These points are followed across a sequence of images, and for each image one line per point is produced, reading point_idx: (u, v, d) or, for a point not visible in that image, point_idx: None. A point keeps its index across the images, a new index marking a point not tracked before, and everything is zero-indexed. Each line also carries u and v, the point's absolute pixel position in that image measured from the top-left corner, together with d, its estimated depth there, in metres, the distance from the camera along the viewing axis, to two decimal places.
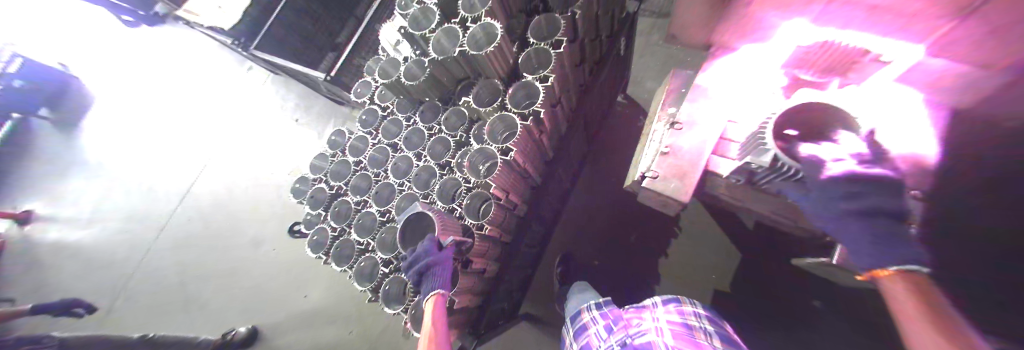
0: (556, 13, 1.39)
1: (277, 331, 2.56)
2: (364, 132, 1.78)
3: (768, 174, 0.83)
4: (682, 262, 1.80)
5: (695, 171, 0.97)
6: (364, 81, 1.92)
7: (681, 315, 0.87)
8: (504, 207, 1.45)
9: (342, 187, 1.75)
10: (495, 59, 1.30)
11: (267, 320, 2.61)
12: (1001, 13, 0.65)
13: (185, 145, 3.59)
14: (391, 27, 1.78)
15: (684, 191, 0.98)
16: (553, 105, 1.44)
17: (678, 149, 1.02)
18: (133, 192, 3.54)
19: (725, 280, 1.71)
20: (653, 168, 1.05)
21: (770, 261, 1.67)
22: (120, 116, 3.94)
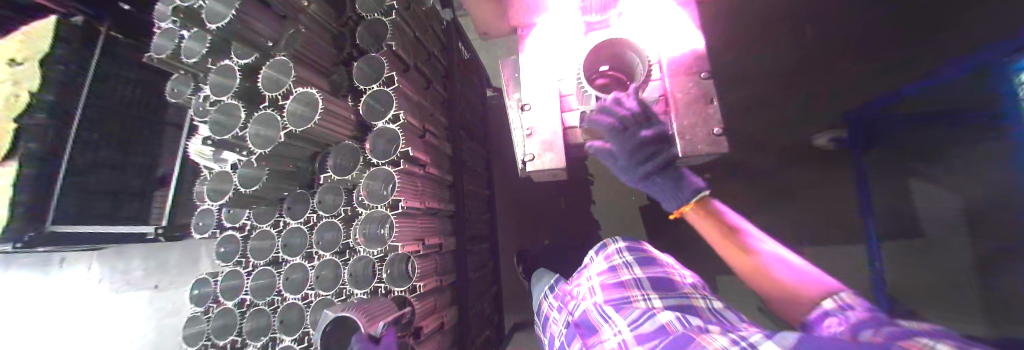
0: (373, 51, 1.32)
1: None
2: (229, 266, 1.46)
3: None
4: (606, 204, 2.01)
5: (559, 141, 1.09)
6: (201, 210, 1.56)
7: (605, 265, 0.91)
8: (428, 256, 1.36)
9: (238, 338, 1.41)
10: (331, 122, 1.17)
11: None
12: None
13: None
14: (199, 138, 1.46)
15: (559, 160, 1.09)
16: (421, 138, 1.39)
17: (537, 129, 1.10)
18: None
19: (641, 199, 1.97)
20: (528, 153, 1.11)
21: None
22: None
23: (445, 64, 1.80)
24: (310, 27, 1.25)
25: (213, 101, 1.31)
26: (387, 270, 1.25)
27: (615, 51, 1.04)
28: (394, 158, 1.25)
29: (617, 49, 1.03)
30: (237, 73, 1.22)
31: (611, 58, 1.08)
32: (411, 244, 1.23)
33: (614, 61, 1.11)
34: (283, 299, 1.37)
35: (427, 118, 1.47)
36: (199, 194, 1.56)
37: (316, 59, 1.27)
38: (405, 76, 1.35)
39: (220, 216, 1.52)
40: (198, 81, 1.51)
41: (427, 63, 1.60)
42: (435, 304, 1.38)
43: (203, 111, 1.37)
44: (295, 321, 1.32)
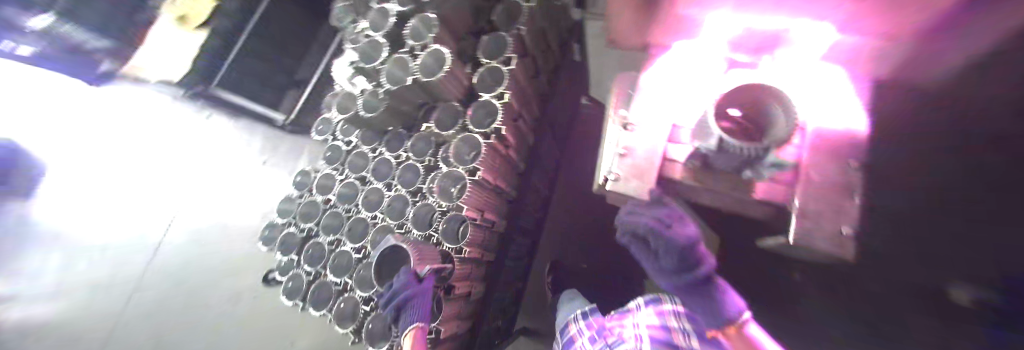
0: (504, 30, 1.41)
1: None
2: (326, 169, 1.76)
3: (716, 156, 0.83)
4: None
5: (652, 169, 1.00)
6: (324, 118, 1.89)
7: (657, 320, 0.90)
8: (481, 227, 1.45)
9: (313, 228, 1.69)
10: (449, 82, 1.30)
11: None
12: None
13: (158, 206, 3.49)
14: (343, 61, 1.76)
15: (644, 189, 1.02)
16: (515, 121, 1.46)
17: (634, 149, 1.04)
18: (98, 259, 3.41)
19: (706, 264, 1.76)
20: (613, 171, 1.07)
21: (745, 238, 1.71)
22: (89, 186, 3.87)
23: (556, 59, 1.83)
24: None
25: (366, 34, 1.55)
26: (444, 225, 1.36)
27: (754, 97, 0.82)
28: (488, 130, 1.34)
29: (760, 95, 0.80)
30: (392, 17, 1.42)
31: (748, 102, 0.85)
32: (473, 210, 1.34)
33: (749, 108, 0.88)
34: (356, 212, 1.60)
35: (524, 104, 1.52)
36: (327, 105, 1.90)
37: (456, 23, 1.42)
38: (521, 60, 1.41)
39: (334, 128, 1.83)
40: (355, 15, 1.79)
41: (542, 53, 1.64)
42: (471, 273, 1.46)
43: (354, 40, 1.63)
44: (358, 234, 1.53)
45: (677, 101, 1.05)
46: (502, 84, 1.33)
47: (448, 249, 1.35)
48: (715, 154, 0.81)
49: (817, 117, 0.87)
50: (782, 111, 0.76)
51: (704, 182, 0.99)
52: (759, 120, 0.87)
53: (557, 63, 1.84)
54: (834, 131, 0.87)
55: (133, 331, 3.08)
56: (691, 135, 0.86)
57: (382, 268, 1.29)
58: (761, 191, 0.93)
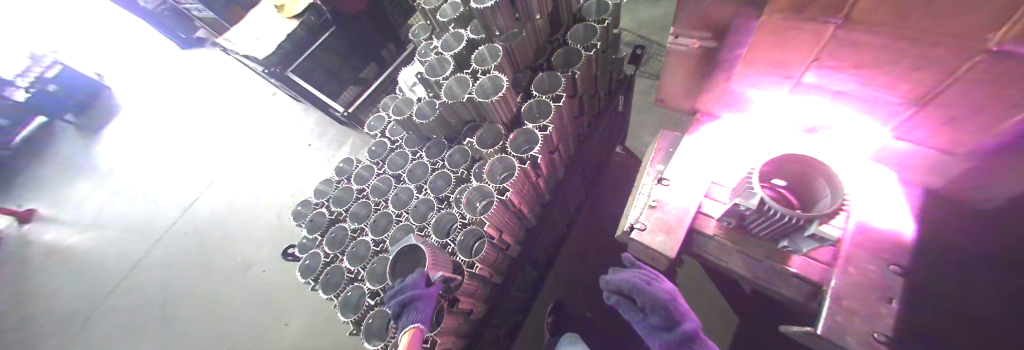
0: (560, 71, 1.53)
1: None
2: (368, 161, 1.90)
3: (755, 218, 0.83)
4: None
5: (680, 225, 1.00)
6: (378, 115, 2.05)
7: None
8: (496, 247, 1.46)
9: (341, 212, 1.76)
10: (499, 106, 1.41)
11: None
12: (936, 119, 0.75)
13: (211, 161, 3.84)
14: (410, 71, 1.97)
15: (670, 245, 1.00)
16: (551, 153, 1.52)
17: (665, 203, 1.06)
18: (152, 197, 3.81)
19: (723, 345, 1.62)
20: (640, 220, 1.09)
21: (771, 326, 1.58)
22: (164, 131, 4.40)
23: (601, 105, 1.92)
24: (529, 35, 1.55)
25: (436, 52, 1.73)
26: (461, 236, 1.41)
27: (799, 169, 0.82)
28: (525, 156, 1.41)
29: (806, 168, 0.80)
30: (464, 42, 1.59)
31: (791, 175, 0.86)
32: (493, 228, 1.36)
33: (793, 180, 0.88)
34: (383, 206, 1.68)
35: (563, 139, 1.59)
36: (384, 104, 2.09)
37: (518, 57, 1.56)
38: (569, 100, 1.51)
39: (385, 125, 1.99)
40: (431, 34, 2.03)
41: (590, 97, 1.74)
42: (476, 292, 1.44)
43: (425, 55, 1.83)
44: (381, 227, 1.59)
45: (714, 166, 1.08)
46: (548, 118, 1.41)
47: (460, 261, 1.36)
48: (755, 216, 0.81)
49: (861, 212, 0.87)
50: (827, 187, 0.77)
51: (736, 244, 0.99)
52: (802, 194, 0.87)
53: (601, 108, 1.93)
54: (880, 229, 0.85)
55: (150, 273, 3.24)
56: (734, 196, 0.85)
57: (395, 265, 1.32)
58: (795, 264, 0.90)
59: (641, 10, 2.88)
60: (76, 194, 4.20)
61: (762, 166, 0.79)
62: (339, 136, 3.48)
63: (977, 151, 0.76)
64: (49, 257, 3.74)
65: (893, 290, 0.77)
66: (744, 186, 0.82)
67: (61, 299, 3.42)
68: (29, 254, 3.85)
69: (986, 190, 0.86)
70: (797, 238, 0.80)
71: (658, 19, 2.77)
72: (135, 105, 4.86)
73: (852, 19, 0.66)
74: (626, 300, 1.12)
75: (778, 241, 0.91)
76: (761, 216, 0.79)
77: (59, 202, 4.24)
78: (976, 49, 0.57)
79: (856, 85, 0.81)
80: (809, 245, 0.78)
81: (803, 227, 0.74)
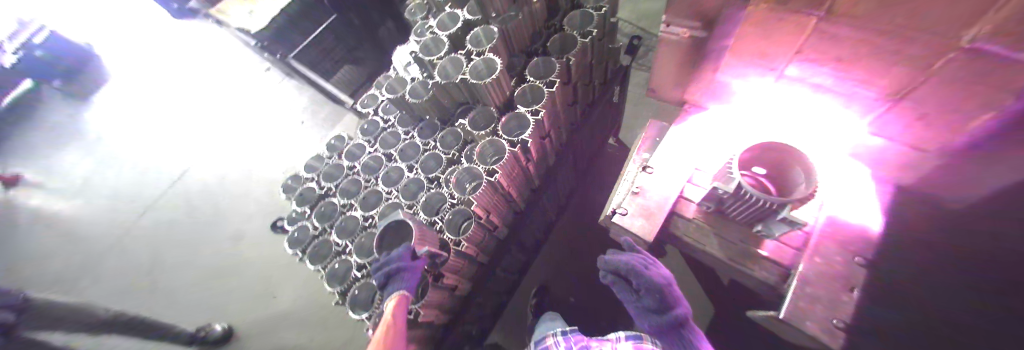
0: (555, 56, 1.53)
1: (249, 334, 2.50)
2: (359, 138, 1.89)
3: (733, 202, 0.86)
4: None
5: (660, 210, 1.04)
6: (371, 93, 2.03)
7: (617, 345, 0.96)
8: (483, 227, 1.49)
9: (331, 188, 1.77)
10: (492, 89, 1.41)
11: (243, 322, 2.54)
12: (915, 118, 0.79)
13: (202, 135, 3.78)
14: (405, 50, 1.95)
15: (649, 229, 1.03)
16: (542, 139, 1.53)
17: (647, 190, 1.09)
18: (141, 169, 3.76)
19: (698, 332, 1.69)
20: (623, 205, 1.12)
21: (743, 315, 1.65)
22: (154, 102, 4.31)
23: (596, 95, 1.93)
24: (526, 17, 1.54)
25: (432, 31, 1.71)
26: (449, 215, 1.43)
27: (778, 158, 0.86)
28: (516, 140, 1.43)
29: (783, 157, 0.84)
30: (460, 22, 1.57)
31: (770, 164, 0.89)
32: (481, 208, 1.39)
33: (771, 168, 0.91)
34: (373, 183, 1.69)
35: (555, 126, 1.61)
36: (378, 83, 2.07)
37: (514, 40, 1.55)
38: (563, 86, 1.51)
39: (378, 104, 1.97)
40: (428, 13, 2.00)
41: (584, 86, 1.74)
42: (462, 270, 1.48)
43: (420, 33, 1.80)
44: (370, 204, 1.61)
45: (697, 156, 1.10)
46: (540, 102, 1.42)
47: (447, 239, 1.40)
48: (732, 200, 0.85)
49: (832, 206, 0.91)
50: (803, 175, 0.81)
51: (715, 229, 1.03)
52: (778, 180, 0.91)
53: (595, 98, 1.94)
54: (849, 220, 0.89)
55: (138, 244, 3.23)
56: (715, 181, 0.89)
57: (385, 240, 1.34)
58: (768, 249, 0.95)
59: (642, 3, 2.87)
60: (63, 161, 4.14)
61: (742, 155, 0.83)
62: (334, 115, 3.45)
63: (953, 142, 0.78)
64: (33, 224, 3.69)
65: (856, 279, 0.82)
66: (724, 173, 0.86)
67: (46, 266, 3.39)
68: (14, 219, 3.80)
69: (971, 178, 0.87)
70: (771, 223, 0.85)
71: (658, 13, 2.76)
72: (124, 74, 4.74)
73: (835, 12, 0.68)
74: (623, 282, 1.17)
75: (753, 226, 0.96)
76: (738, 201, 0.83)
77: (46, 169, 4.18)
78: (950, 46, 0.59)
79: (835, 79, 0.83)
80: (782, 229, 0.83)
81: (776, 212, 0.78)
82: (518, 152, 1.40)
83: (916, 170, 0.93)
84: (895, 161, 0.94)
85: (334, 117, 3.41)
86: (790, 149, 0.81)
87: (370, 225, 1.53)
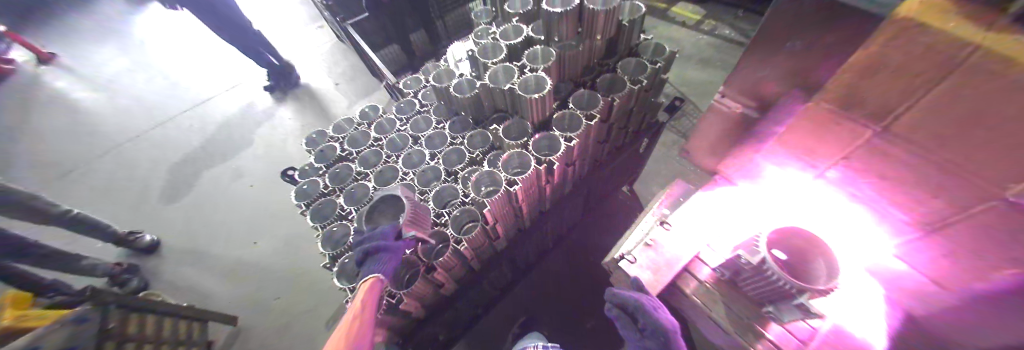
0: (601, 93, 1.58)
1: (219, 269, 2.46)
2: (392, 115, 1.93)
3: (750, 276, 0.87)
4: None
5: (670, 268, 1.03)
6: (416, 76, 2.09)
7: None
8: (486, 233, 1.48)
9: (351, 153, 1.79)
10: (535, 106, 1.45)
11: (217, 256, 2.51)
12: (940, 248, 0.78)
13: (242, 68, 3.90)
14: (461, 47, 2.02)
15: (654, 284, 1.03)
16: (567, 165, 1.55)
17: (661, 244, 1.08)
18: (173, 82, 3.85)
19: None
20: (633, 253, 1.11)
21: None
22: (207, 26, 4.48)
23: (626, 140, 1.96)
24: (584, 51, 1.61)
25: (493, 38, 1.78)
26: (458, 211, 1.43)
27: (805, 246, 0.85)
28: (543, 159, 1.44)
29: (811, 245, 0.83)
30: (522, 37, 1.65)
31: (795, 250, 0.89)
32: (490, 215, 1.39)
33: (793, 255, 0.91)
34: (393, 160, 1.71)
35: (582, 157, 1.63)
36: (425, 69, 2.13)
37: (567, 67, 1.61)
38: (600, 123, 1.55)
39: (420, 87, 2.03)
40: (493, 21, 2.09)
41: (619, 128, 1.77)
42: (453, 270, 1.46)
43: (481, 36, 1.88)
44: (385, 179, 1.62)
45: (717, 226, 1.11)
46: (576, 131, 1.44)
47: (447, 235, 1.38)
48: (750, 273, 0.85)
49: (842, 314, 0.89)
50: (824, 268, 0.80)
51: (723, 300, 0.99)
52: (794, 267, 0.91)
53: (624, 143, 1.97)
54: (857, 331, 0.87)
55: (145, 151, 3.26)
56: (737, 251, 0.89)
57: None
58: (773, 332, 0.92)
59: (688, 70, 2.99)
60: (105, 54, 4.28)
61: (769, 234, 0.84)
62: (371, 86, 3.54)
63: (965, 287, 0.78)
64: (56, 103, 3.77)
65: None
66: (748, 246, 0.86)
67: (49, 146, 3.41)
68: (40, 94, 3.90)
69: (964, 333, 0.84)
70: (783, 306, 0.84)
71: (702, 84, 2.84)
72: None
73: (890, 129, 0.69)
74: (624, 315, 1.16)
75: (764, 305, 0.93)
76: (757, 276, 0.83)
77: (85, 56, 4.31)
78: (994, 193, 0.60)
79: (872, 192, 0.84)
80: (793, 315, 0.81)
81: (792, 296, 0.78)
82: (542, 169, 1.40)
83: (926, 303, 0.90)
84: (908, 285, 0.92)
85: (370, 88, 3.50)
86: (816, 240, 0.80)
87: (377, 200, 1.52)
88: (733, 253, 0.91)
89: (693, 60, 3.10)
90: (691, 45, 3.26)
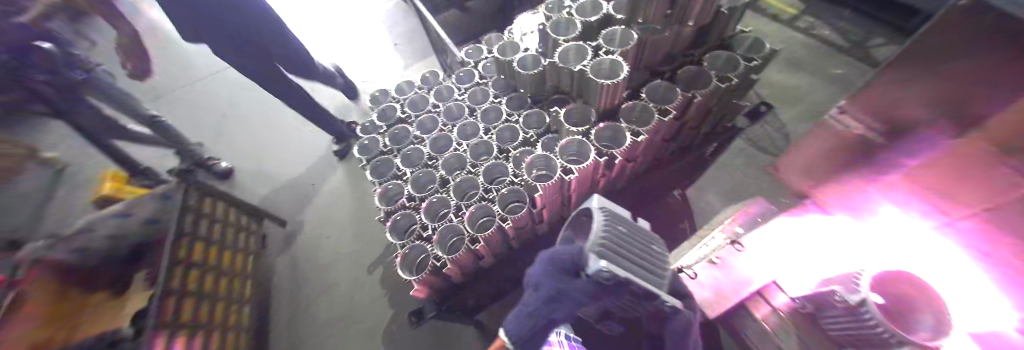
0: (680, 87, 1.42)
1: (279, 204, 2.73)
2: (451, 82, 1.92)
3: (841, 315, 0.73)
4: None
5: (732, 292, 1.05)
6: (478, 46, 2.04)
7: None
8: (530, 215, 1.47)
9: (409, 116, 1.84)
10: (606, 92, 1.35)
11: (280, 191, 2.79)
12: None
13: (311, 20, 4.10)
14: (529, 21, 1.92)
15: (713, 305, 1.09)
16: (628, 161, 1.46)
17: (724, 266, 1.10)
18: None
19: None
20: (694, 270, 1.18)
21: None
22: None
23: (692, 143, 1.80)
24: (669, 37, 1.44)
25: (566, 12, 1.65)
26: (509, 189, 1.43)
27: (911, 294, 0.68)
28: (604, 151, 1.36)
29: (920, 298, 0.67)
30: (600, 14, 1.51)
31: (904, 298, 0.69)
32: (539, 199, 1.36)
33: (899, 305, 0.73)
34: (448, 129, 1.73)
35: (645, 154, 1.52)
36: (488, 39, 2.07)
37: (646, 53, 1.46)
38: (674, 120, 1.41)
39: (481, 58, 1.98)
40: None
41: (690, 129, 1.62)
42: (494, 246, 1.48)
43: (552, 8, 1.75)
44: (439, 146, 1.65)
45: (800, 255, 1.00)
46: (647, 126, 1.33)
47: (495, 212, 1.40)
48: (845, 314, 0.71)
49: None
50: (927, 319, 0.64)
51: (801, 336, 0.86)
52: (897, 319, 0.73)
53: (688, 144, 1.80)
54: None
55: (228, 88, 3.62)
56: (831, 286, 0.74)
57: (459, 187, 1.53)
58: None
59: (773, 72, 2.59)
60: None
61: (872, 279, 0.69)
62: (426, 50, 3.55)
63: None
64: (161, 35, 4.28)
65: None
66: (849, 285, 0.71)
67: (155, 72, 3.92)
68: None
69: None
70: None
71: (789, 90, 2.47)
72: None
73: None
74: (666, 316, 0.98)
75: None
76: (850, 317, 0.70)
77: None
78: None
79: None
80: None
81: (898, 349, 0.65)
82: (602, 159, 1.33)
83: None
84: None
85: (426, 53, 3.52)
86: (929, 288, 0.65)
87: (432, 164, 1.58)
88: (823, 288, 0.78)
89: (782, 61, 2.68)
90: (781, 43, 2.80)
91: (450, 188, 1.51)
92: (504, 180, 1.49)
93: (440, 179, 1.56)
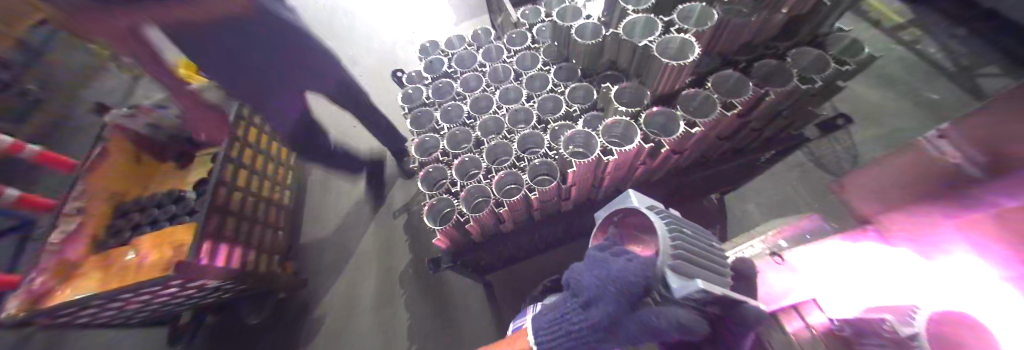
0: (753, 81, 1.28)
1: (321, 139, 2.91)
2: (502, 42, 1.86)
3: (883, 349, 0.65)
4: None
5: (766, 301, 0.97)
6: (535, 8, 1.94)
7: None
8: (558, 190, 1.46)
9: (455, 72, 1.83)
10: (669, 74, 1.25)
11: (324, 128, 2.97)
12: None
13: None
14: None
15: None
16: (674, 152, 1.38)
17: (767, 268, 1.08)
18: None
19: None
20: None
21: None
22: None
23: (745, 145, 1.68)
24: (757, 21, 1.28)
25: None
26: (542, 160, 1.41)
27: None
28: (652, 137, 1.28)
29: None
30: None
31: None
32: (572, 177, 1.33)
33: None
34: (492, 90, 1.71)
35: (694, 149, 1.43)
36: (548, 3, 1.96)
37: (724, 36, 1.31)
38: (736, 117, 1.30)
39: (537, 21, 1.88)
40: None
41: (750, 129, 1.49)
42: (518, 213, 1.49)
43: None
44: (480, 107, 1.64)
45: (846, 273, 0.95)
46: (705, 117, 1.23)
47: (525, 181, 1.40)
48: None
49: None
50: None
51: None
52: None
53: (740, 146, 1.68)
54: None
55: None
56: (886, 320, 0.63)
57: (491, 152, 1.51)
58: None
59: (861, 86, 2.27)
60: None
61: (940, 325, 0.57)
62: (478, 8, 3.44)
63: None
64: None
65: None
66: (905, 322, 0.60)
67: None
68: None
69: None
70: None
71: (876, 109, 2.16)
72: None
73: None
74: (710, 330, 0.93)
75: None
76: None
77: None
78: None
79: None
80: None
81: None
82: (644, 143, 1.26)
83: None
84: None
85: (477, 12, 3.41)
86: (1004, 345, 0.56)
87: (470, 123, 1.58)
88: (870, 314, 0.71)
89: (871, 73, 2.33)
90: (878, 52, 2.41)
91: (484, 151, 1.51)
92: (538, 152, 1.46)
93: (475, 141, 1.57)
